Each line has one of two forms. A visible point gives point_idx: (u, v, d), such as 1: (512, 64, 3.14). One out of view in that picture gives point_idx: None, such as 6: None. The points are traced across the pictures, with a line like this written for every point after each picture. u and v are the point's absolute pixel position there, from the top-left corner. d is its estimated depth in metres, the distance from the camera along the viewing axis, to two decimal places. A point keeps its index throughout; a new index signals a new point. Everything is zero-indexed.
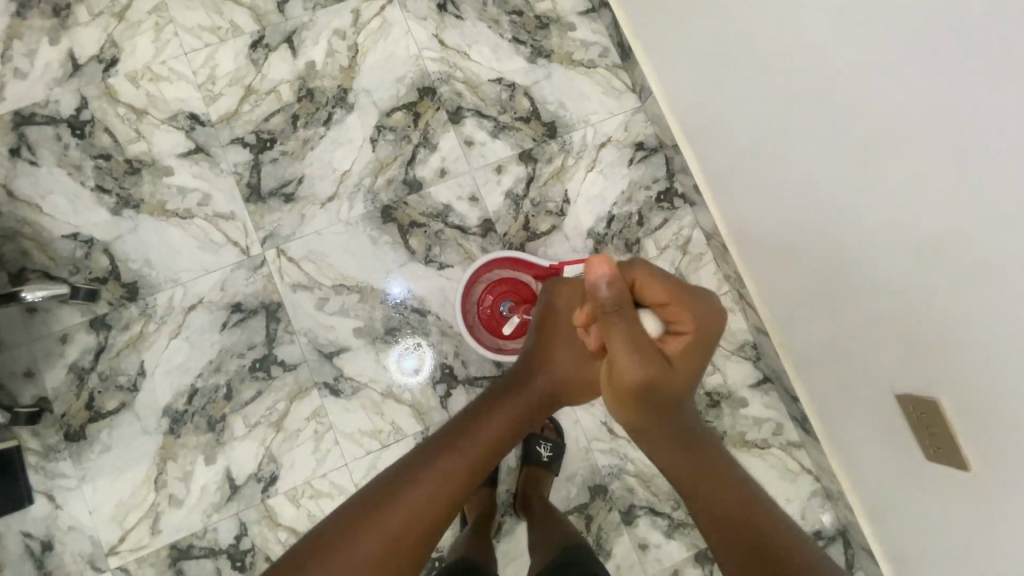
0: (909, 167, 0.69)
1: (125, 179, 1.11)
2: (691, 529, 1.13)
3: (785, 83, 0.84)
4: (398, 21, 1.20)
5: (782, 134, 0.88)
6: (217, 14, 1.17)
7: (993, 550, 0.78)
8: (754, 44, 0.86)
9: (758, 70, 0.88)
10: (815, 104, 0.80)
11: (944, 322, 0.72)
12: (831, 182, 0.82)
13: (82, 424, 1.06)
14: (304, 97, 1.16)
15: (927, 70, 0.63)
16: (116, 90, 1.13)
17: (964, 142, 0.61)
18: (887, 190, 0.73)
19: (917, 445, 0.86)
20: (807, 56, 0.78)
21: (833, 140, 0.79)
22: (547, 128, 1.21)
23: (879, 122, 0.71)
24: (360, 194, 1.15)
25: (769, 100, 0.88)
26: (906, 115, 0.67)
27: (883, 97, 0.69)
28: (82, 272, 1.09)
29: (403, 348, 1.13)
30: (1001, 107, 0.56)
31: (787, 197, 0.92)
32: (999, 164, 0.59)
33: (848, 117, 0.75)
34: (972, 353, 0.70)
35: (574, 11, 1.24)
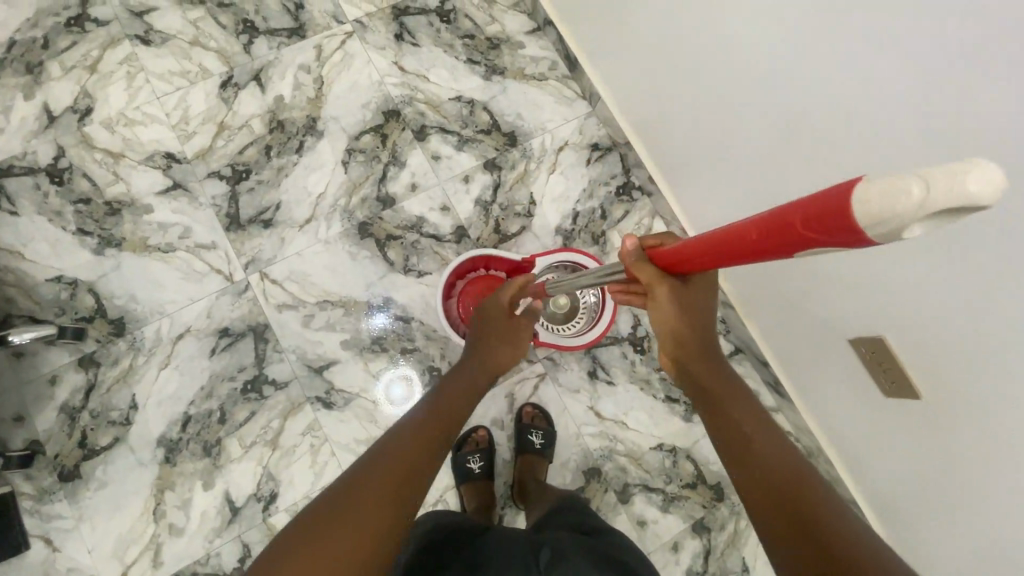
0: (859, 138, 0.75)
1: (106, 221, 1.15)
2: (685, 502, 1.18)
3: (742, 74, 0.89)
4: (360, 52, 1.28)
5: (740, 110, 0.93)
6: (186, 60, 1.24)
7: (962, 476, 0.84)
8: (706, 36, 0.92)
9: (715, 64, 0.94)
10: (773, 89, 0.85)
11: (880, 270, 0.80)
12: (793, 153, 0.87)
13: (76, 463, 1.06)
14: (275, 129, 1.23)
15: (881, 50, 0.68)
16: (92, 137, 1.18)
17: (912, 112, 0.67)
18: (842, 157, 0.79)
19: (874, 385, 0.93)
20: (763, 44, 0.83)
21: (789, 124, 0.85)
22: (507, 137, 1.29)
23: (832, 98, 0.76)
24: (336, 214, 1.21)
25: (729, 82, 0.93)
26: (856, 91, 0.73)
27: (834, 75, 0.74)
28: (68, 313, 1.11)
29: (386, 379, 1.16)
30: (945, 84, 0.63)
31: (748, 167, 0.98)
32: (945, 130, 0.65)
33: (803, 97, 0.81)
34: (908, 296, 0.78)
35: (521, 31, 1.35)
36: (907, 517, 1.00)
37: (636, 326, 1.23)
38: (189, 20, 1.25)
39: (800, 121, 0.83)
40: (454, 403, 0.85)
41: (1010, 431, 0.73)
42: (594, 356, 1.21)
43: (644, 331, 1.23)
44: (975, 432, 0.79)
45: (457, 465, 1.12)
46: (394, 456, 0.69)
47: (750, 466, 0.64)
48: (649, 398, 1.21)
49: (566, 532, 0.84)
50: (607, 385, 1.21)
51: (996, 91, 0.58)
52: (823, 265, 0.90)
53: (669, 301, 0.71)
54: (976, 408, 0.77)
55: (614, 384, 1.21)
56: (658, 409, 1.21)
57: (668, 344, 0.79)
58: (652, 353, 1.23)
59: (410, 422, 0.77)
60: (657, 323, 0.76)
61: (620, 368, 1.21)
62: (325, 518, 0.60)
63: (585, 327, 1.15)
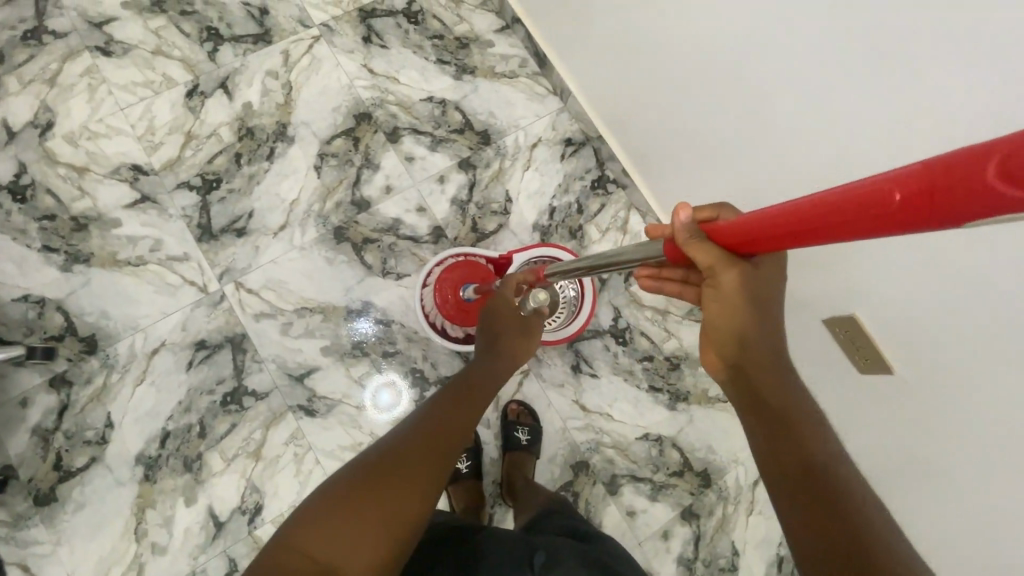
0: (831, 135, 0.77)
1: (73, 236, 1.12)
2: (673, 490, 1.18)
3: (717, 57, 0.88)
4: (328, 56, 1.27)
5: (715, 108, 0.95)
6: (150, 69, 1.21)
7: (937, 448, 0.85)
8: (677, 36, 0.93)
9: (688, 49, 0.93)
10: (748, 70, 0.84)
11: (847, 253, 0.83)
12: (768, 147, 0.89)
13: (51, 486, 1.03)
14: (245, 136, 1.21)
15: (849, 53, 0.69)
16: (55, 151, 1.15)
17: (887, 95, 0.67)
18: (815, 152, 0.81)
19: (847, 364, 0.95)
20: (738, 32, 0.82)
21: (763, 121, 0.87)
22: (480, 136, 1.29)
23: (807, 80, 0.76)
24: (311, 220, 1.20)
25: (703, 81, 0.94)
26: (831, 72, 0.72)
27: (809, 55, 0.74)
28: (37, 333, 1.08)
29: (372, 387, 1.15)
30: (910, 87, 0.64)
31: (724, 161, 1.00)
32: (916, 113, 0.65)
33: (778, 78, 0.80)
34: (870, 278, 0.81)
35: (490, 30, 1.35)
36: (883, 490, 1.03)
37: (617, 318, 1.23)
38: (151, 29, 1.23)
39: (773, 117, 0.85)
40: (474, 400, 0.85)
41: (969, 404, 0.76)
42: (577, 350, 1.22)
43: (625, 322, 1.23)
44: (938, 404, 0.81)
45: None
46: (420, 440, 0.73)
47: (792, 471, 0.55)
48: (633, 389, 1.22)
49: (561, 538, 0.83)
50: (591, 378, 1.21)
51: (967, 75, 0.59)
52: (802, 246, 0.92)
53: (736, 292, 0.57)
54: (936, 383, 0.80)
55: (598, 376, 1.21)
56: (642, 399, 1.22)
57: (726, 344, 0.62)
58: (634, 344, 1.23)
59: (434, 407, 0.81)
60: (716, 315, 0.60)
61: (603, 361, 1.22)
62: (327, 525, 0.64)
63: (565, 322, 1.16)
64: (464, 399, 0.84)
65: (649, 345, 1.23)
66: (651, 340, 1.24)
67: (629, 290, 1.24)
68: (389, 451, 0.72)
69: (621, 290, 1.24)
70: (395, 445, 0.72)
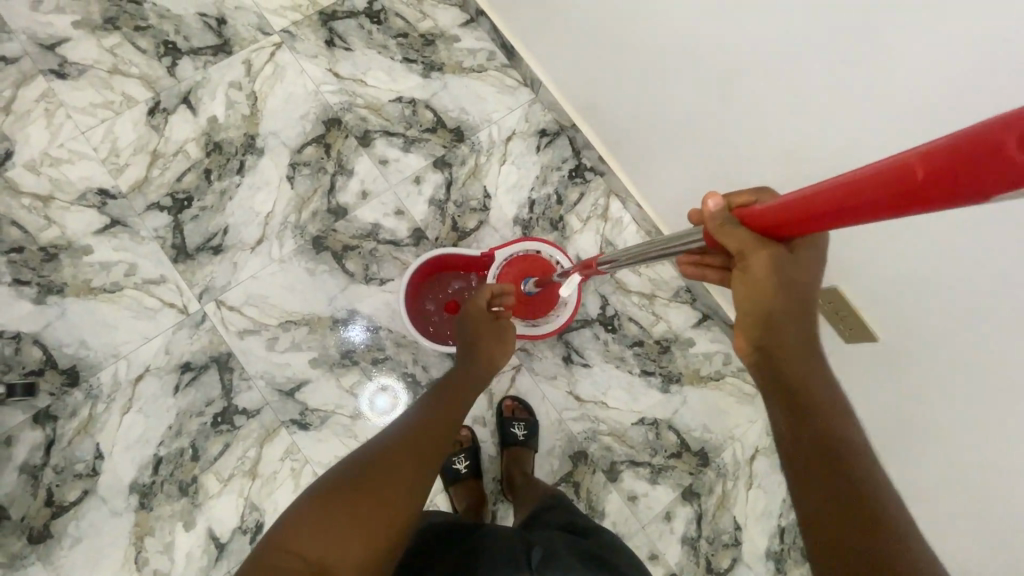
0: (814, 127, 0.78)
1: (43, 267, 1.10)
2: (673, 471, 1.20)
3: (695, 36, 0.87)
4: (291, 63, 1.25)
5: (696, 103, 0.95)
6: (108, 90, 1.18)
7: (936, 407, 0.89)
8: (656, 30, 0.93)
9: (665, 27, 0.91)
10: (727, 47, 0.83)
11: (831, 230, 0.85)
12: (747, 138, 0.89)
13: (45, 523, 1.01)
14: (213, 151, 1.19)
15: (836, 51, 0.70)
16: (16, 181, 1.12)
17: (873, 63, 0.67)
18: (796, 142, 0.82)
19: (834, 334, 0.98)
20: (718, 28, 0.82)
21: (744, 114, 0.87)
22: (453, 133, 1.28)
23: (788, 52, 0.75)
24: (288, 231, 1.18)
25: (683, 77, 0.94)
26: (813, 44, 0.72)
27: (789, 27, 0.73)
28: (15, 369, 1.06)
29: (371, 390, 1.14)
30: (897, 83, 0.66)
31: (702, 149, 1.00)
32: (901, 81, 0.66)
33: (756, 51, 0.79)
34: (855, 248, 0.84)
35: (454, 24, 1.33)
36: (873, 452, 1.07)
37: (604, 306, 1.23)
38: (105, 48, 1.19)
39: (754, 111, 0.86)
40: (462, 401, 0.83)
41: (963, 357, 0.80)
42: (567, 342, 1.22)
43: (612, 310, 1.23)
44: (930, 359, 0.85)
45: (443, 469, 1.11)
46: (408, 440, 0.72)
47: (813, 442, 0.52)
48: (625, 375, 1.22)
49: (560, 533, 0.83)
50: (583, 368, 1.21)
51: (958, 71, 0.61)
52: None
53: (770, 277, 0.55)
54: (929, 339, 0.83)
55: (590, 366, 1.22)
56: (635, 385, 1.22)
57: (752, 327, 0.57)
58: (623, 330, 1.23)
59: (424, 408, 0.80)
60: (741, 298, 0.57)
61: (594, 350, 1.22)
62: (310, 517, 0.64)
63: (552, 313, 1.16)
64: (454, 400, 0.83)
65: (638, 330, 1.24)
66: (640, 325, 1.24)
67: (614, 277, 1.24)
68: (379, 449, 0.72)
69: (606, 278, 1.24)
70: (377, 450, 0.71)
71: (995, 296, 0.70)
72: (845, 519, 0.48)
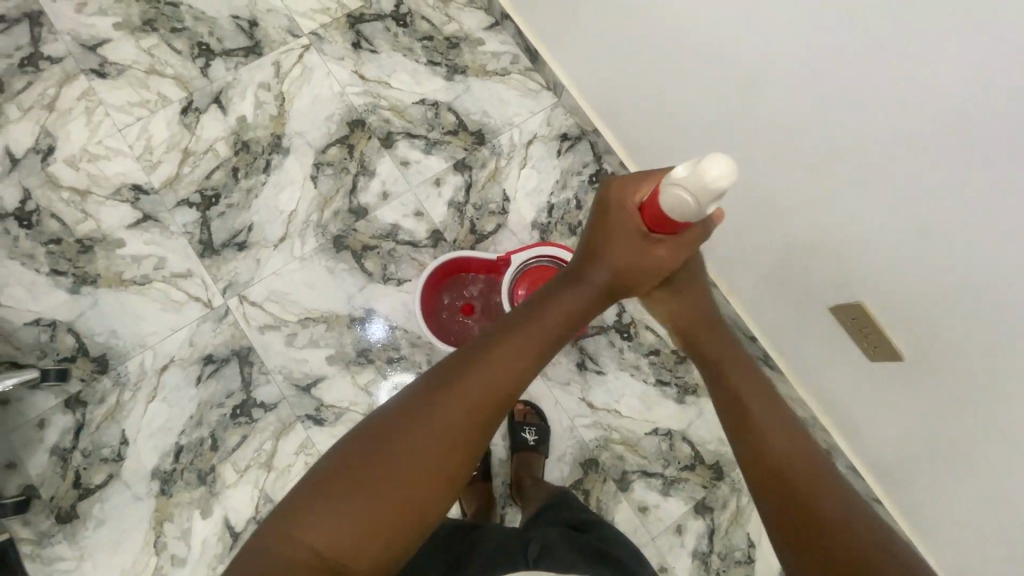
0: (831, 143, 0.78)
1: (79, 259, 1.14)
2: (685, 483, 1.18)
3: (715, 47, 0.86)
4: (318, 65, 1.27)
5: (714, 113, 0.94)
6: (144, 89, 1.23)
7: (958, 432, 0.87)
8: (679, 38, 0.92)
9: (687, 37, 0.90)
10: (747, 59, 0.83)
11: (852, 246, 0.84)
12: (764, 150, 0.89)
13: (72, 503, 1.06)
14: (241, 150, 1.22)
15: (856, 67, 0.70)
16: (57, 176, 1.17)
17: (896, 78, 0.66)
18: (812, 158, 0.82)
19: (855, 350, 0.96)
20: (740, 39, 0.82)
21: (761, 126, 0.87)
22: (474, 136, 1.28)
23: (806, 67, 0.75)
24: (310, 230, 1.20)
25: (703, 87, 0.93)
26: (835, 55, 0.71)
27: (812, 38, 0.72)
28: (50, 355, 1.11)
29: (391, 385, 1.16)
30: (916, 101, 0.66)
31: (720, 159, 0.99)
32: (922, 100, 0.65)
33: (776, 65, 0.79)
34: (877, 265, 0.82)
35: (479, 28, 1.33)
36: (899, 472, 1.04)
37: (621, 313, 1.22)
38: (143, 49, 1.24)
39: (770, 124, 0.85)
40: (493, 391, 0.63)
41: (989, 380, 0.77)
42: (582, 348, 1.21)
43: (629, 317, 1.22)
44: (949, 379, 0.83)
45: None
46: (452, 404, 0.61)
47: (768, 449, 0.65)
48: (640, 384, 1.21)
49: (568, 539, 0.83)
50: (597, 375, 1.20)
51: (979, 92, 0.60)
52: (802, 230, 0.91)
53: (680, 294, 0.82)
54: (948, 361, 0.81)
55: (604, 373, 1.20)
56: (649, 394, 1.20)
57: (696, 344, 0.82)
58: (639, 338, 1.22)
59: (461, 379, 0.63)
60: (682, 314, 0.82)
61: (609, 357, 1.21)
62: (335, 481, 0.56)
63: None
64: (524, 347, 0.67)
65: (654, 339, 1.22)
66: (657, 334, 1.22)
67: None
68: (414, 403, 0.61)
69: None
70: (427, 420, 0.59)
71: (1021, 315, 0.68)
72: (787, 509, 0.59)
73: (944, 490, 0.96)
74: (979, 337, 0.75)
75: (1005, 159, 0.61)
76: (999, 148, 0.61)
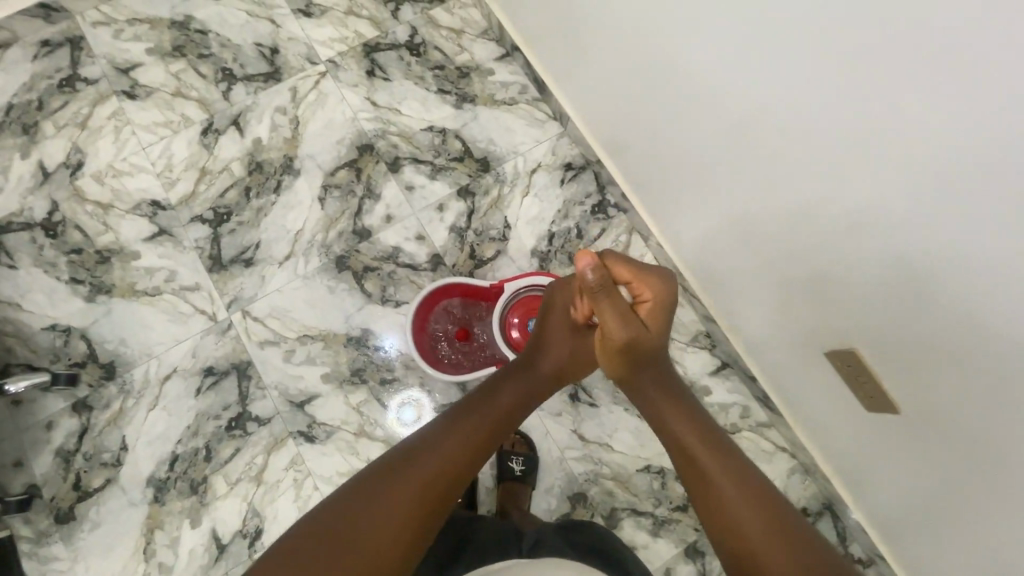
0: (821, 190, 0.78)
1: (97, 269, 1.20)
2: (677, 525, 1.14)
3: (712, 88, 0.88)
4: (333, 90, 1.32)
5: (712, 151, 0.95)
6: (169, 110, 1.30)
7: (958, 489, 0.84)
8: (677, 77, 0.93)
9: (688, 72, 0.90)
10: (741, 101, 0.84)
11: (845, 291, 0.84)
12: (760, 191, 0.90)
13: (71, 505, 1.10)
14: (254, 170, 1.27)
15: (841, 117, 0.70)
16: (83, 190, 1.24)
17: (880, 130, 0.67)
18: (805, 203, 0.82)
19: (852, 396, 0.95)
20: (734, 81, 0.83)
21: (757, 167, 0.88)
22: (479, 163, 1.30)
23: (796, 113, 0.76)
24: (314, 249, 1.23)
25: (702, 125, 0.94)
26: (823, 104, 0.72)
27: (808, 72, 0.71)
28: (62, 359, 1.16)
29: (399, 400, 1.17)
30: (899, 155, 0.66)
31: (717, 198, 1.00)
32: (915, 140, 0.63)
33: (769, 109, 0.80)
34: (869, 312, 0.82)
35: (490, 58, 1.37)
36: (909, 522, 0.99)
37: None
38: (171, 72, 1.31)
39: (765, 165, 0.86)
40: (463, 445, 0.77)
41: (986, 439, 0.75)
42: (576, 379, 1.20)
43: None
44: (948, 425, 0.80)
45: None
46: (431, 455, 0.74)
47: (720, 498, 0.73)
48: (634, 418, 1.19)
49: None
50: (590, 407, 1.19)
51: (959, 150, 0.60)
52: (801, 267, 0.90)
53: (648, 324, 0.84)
54: (945, 406, 0.78)
55: (597, 405, 1.19)
56: (644, 430, 1.18)
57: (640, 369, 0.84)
58: None
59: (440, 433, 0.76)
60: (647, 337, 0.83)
61: (603, 390, 1.19)
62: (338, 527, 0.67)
63: None
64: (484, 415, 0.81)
65: None
66: None
67: None
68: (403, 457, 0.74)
69: None
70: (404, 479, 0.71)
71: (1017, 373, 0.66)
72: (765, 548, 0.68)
73: (951, 542, 0.91)
74: (974, 394, 0.73)
75: (986, 218, 0.61)
76: (995, 191, 0.59)
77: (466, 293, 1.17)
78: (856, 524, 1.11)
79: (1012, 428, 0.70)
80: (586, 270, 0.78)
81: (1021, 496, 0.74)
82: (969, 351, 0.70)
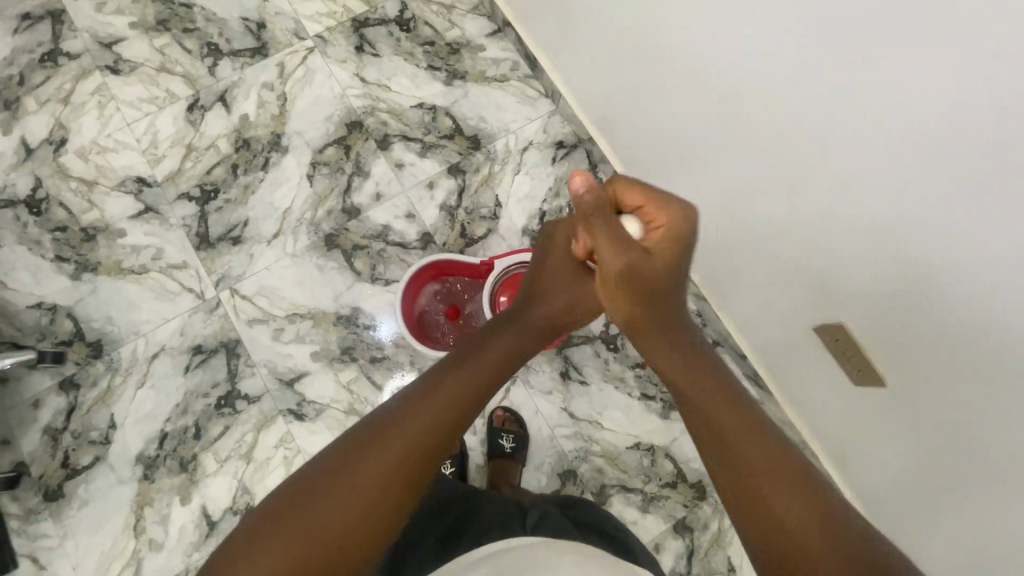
0: (809, 164, 0.78)
1: (82, 247, 1.19)
2: (666, 501, 1.15)
3: (701, 60, 0.86)
4: (321, 66, 1.30)
5: (701, 127, 0.94)
6: (154, 85, 1.27)
7: (941, 461, 0.85)
8: (665, 50, 0.92)
9: (681, 46, 0.88)
10: (730, 73, 0.82)
11: (832, 268, 0.84)
12: (749, 167, 0.89)
13: (60, 482, 1.09)
14: (241, 147, 1.25)
15: (828, 87, 0.69)
16: (67, 166, 1.22)
17: (867, 100, 0.66)
18: (794, 178, 0.81)
19: (840, 373, 0.95)
20: (722, 52, 0.81)
21: (746, 142, 0.86)
22: (470, 141, 1.29)
23: (785, 85, 0.75)
24: (303, 227, 1.22)
25: (690, 99, 0.92)
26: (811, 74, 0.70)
27: (800, 42, 0.70)
28: (49, 337, 1.15)
29: (393, 381, 1.17)
30: (886, 126, 0.65)
31: (707, 174, 0.98)
32: (906, 109, 0.62)
33: (757, 81, 0.78)
34: (856, 288, 0.82)
35: (481, 34, 1.35)
36: (897, 499, 0.99)
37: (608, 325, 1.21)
38: (155, 47, 1.29)
39: (754, 140, 0.85)
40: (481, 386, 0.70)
41: (973, 411, 0.75)
42: (567, 357, 1.20)
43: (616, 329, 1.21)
44: (939, 402, 0.79)
45: None
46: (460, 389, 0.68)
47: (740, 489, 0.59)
48: (623, 396, 1.19)
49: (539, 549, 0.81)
50: (580, 385, 1.19)
51: (947, 119, 0.59)
52: (789, 243, 0.89)
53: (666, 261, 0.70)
54: (931, 380, 0.78)
55: (587, 383, 1.19)
56: (633, 408, 1.18)
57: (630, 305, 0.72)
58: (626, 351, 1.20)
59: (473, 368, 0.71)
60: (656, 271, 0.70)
61: (592, 367, 1.19)
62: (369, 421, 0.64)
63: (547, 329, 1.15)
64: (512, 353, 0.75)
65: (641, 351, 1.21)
66: None
67: None
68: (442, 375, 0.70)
69: None
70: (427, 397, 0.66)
71: (1003, 345, 0.66)
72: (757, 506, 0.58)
73: (936, 514, 0.91)
74: (960, 366, 0.73)
75: (973, 189, 0.60)
76: (992, 163, 0.57)
77: (455, 270, 1.16)
78: (843, 501, 1.12)
79: (1003, 401, 0.70)
80: (580, 192, 0.71)
81: (1008, 468, 0.74)
82: (963, 330, 0.69)
